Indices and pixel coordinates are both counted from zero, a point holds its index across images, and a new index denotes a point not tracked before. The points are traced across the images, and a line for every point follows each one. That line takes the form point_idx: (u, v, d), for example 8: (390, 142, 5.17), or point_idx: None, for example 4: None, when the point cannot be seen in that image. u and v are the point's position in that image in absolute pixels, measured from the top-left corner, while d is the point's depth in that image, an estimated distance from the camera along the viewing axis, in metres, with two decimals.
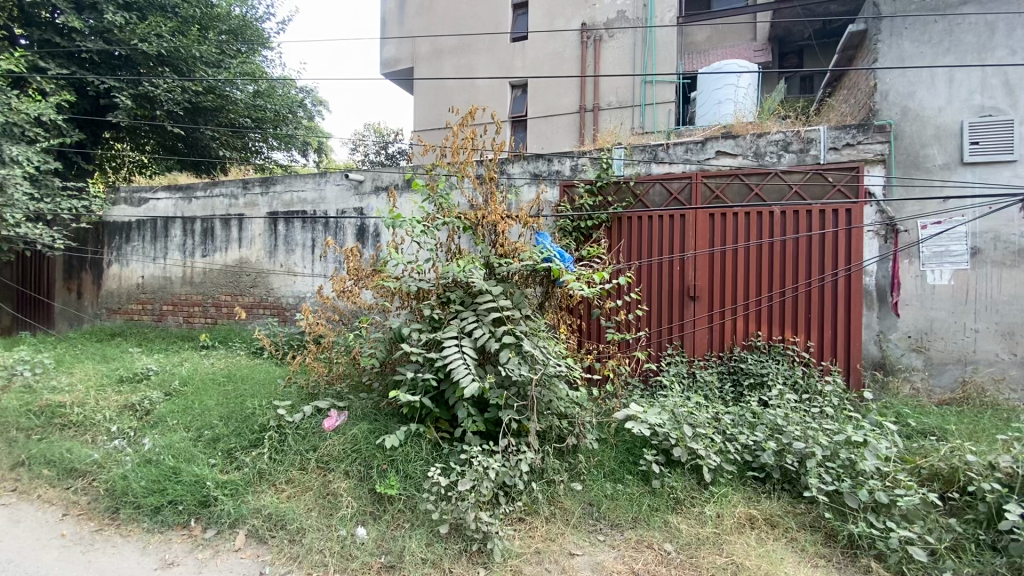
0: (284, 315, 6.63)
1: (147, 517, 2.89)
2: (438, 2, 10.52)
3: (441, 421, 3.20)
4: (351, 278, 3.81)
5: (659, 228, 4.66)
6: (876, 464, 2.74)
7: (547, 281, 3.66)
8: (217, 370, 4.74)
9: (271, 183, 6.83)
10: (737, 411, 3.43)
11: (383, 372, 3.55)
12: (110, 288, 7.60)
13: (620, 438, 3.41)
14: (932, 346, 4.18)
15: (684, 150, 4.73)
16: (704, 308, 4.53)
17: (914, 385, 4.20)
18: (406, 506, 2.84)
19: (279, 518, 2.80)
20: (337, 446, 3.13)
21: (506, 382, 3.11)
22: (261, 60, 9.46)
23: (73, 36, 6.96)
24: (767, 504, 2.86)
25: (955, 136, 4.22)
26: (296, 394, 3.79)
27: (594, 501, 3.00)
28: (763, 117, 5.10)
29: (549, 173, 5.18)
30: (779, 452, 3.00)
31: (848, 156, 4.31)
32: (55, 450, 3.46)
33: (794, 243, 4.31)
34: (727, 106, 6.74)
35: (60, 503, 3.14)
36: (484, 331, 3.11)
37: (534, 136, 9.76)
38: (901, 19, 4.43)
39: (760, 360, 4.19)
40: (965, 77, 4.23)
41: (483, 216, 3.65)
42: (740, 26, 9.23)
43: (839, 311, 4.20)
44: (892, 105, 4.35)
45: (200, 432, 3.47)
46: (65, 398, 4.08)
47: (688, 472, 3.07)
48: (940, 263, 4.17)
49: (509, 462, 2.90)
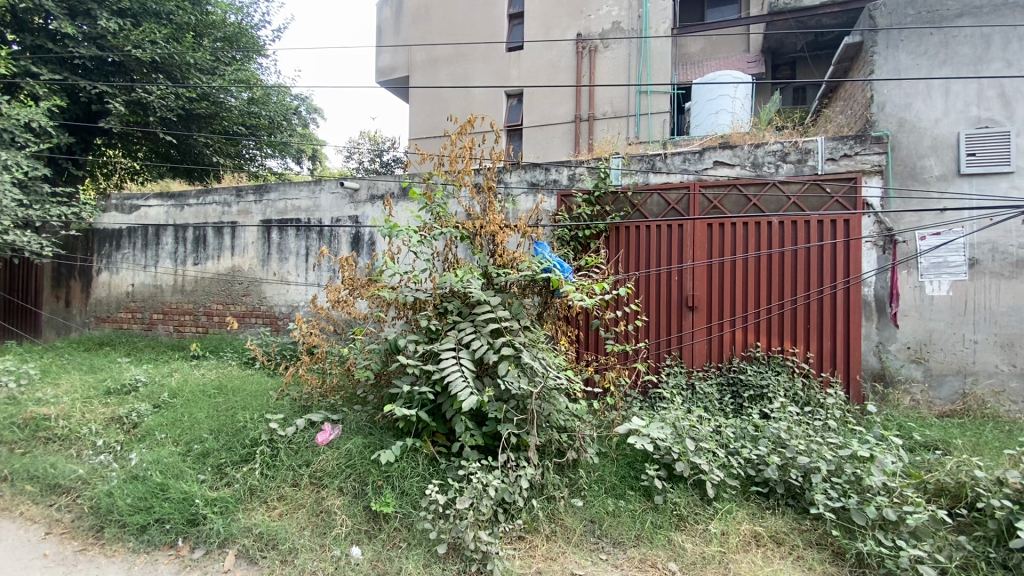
0: (276, 324, 6.53)
1: (132, 536, 2.79)
2: (433, 12, 10.55)
3: (438, 435, 3.12)
4: (346, 288, 3.73)
5: (656, 238, 4.63)
6: (884, 480, 2.67)
7: (546, 291, 3.60)
8: (208, 381, 4.63)
9: (265, 191, 6.75)
10: (739, 424, 3.38)
11: (378, 384, 3.48)
12: (99, 296, 7.47)
13: (620, 453, 3.34)
14: (931, 357, 4.16)
15: (682, 160, 4.76)
16: (702, 319, 4.49)
17: (914, 397, 4.16)
18: (402, 524, 2.76)
19: (271, 537, 2.71)
20: (330, 462, 3.04)
21: (505, 396, 3.05)
22: (257, 67, 9.44)
23: (66, 42, 6.90)
24: (773, 521, 2.80)
25: (952, 147, 4.23)
26: (288, 407, 3.69)
27: (595, 518, 2.92)
28: (759, 127, 5.10)
29: (547, 182, 5.16)
30: (783, 467, 2.95)
31: (846, 167, 4.32)
32: (39, 465, 3.35)
33: (792, 254, 4.29)
34: (723, 117, 6.75)
35: (43, 521, 3.02)
36: (483, 343, 3.05)
37: (530, 145, 9.76)
38: (897, 31, 4.44)
39: (760, 372, 4.15)
40: (961, 89, 4.24)
41: (482, 226, 3.60)
42: (735, 38, 9.31)
43: (839, 322, 4.17)
44: (889, 117, 4.35)
45: (190, 447, 3.37)
46: (51, 410, 3.96)
47: (690, 487, 3.00)
48: (939, 274, 4.15)
49: (509, 478, 2.83)
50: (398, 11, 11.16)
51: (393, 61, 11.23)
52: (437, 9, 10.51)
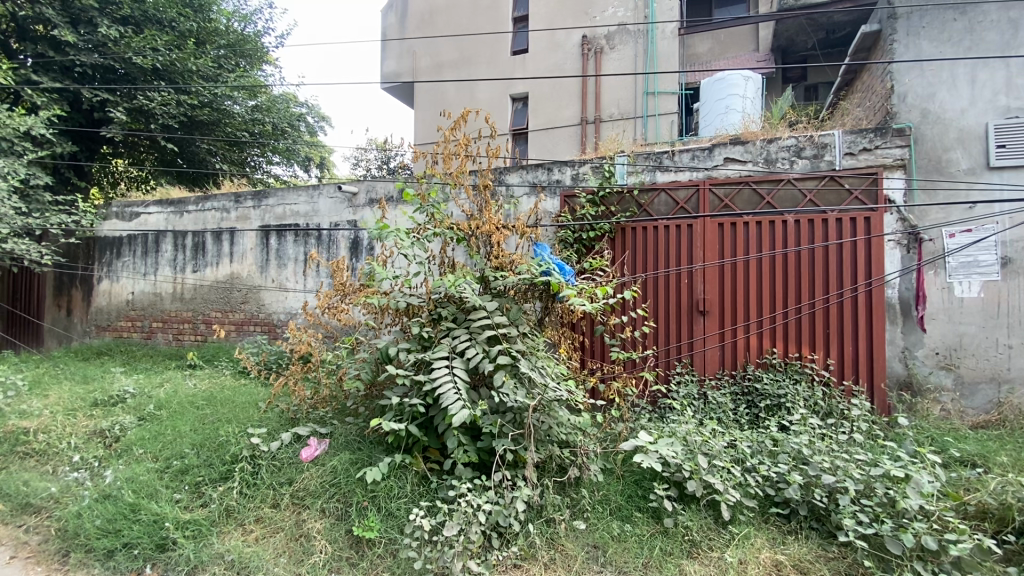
0: (274, 332, 6.36)
1: (98, 562, 2.60)
2: (438, 15, 10.41)
3: (430, 450, 2.91)
4: (337, 293, 3.54)
5: (665, 238, 4.39)
6: (922, 504, 2.42)
7: (546, 295, 3.38)
8: (199, 392, 4.45)
9: (264, 197, 6.62)
10: (755, 438, 3.13)
11: (370, 396, 3.27)
12: (100, 305, 7.37)
13: (627, 470, 3.10)
14: (962, 364, 3.87)
15: (690, 157, 4.53)
16: (714, 324, 4.24)
17: (945, 406, 3.86)
18: (386, 550, 2.54)
19: (243, 565, 2.49)
20: (313, 481, 2.84)
21: (500, 408, 2.84)
22: (263, 74, 9.35)
23: (68, 50, 6.81)
24: (796, 547, 2.54)
25: (980, 139, 3.95)
26: (275, 420, 3.50)
27: (599, 543, 2.66)
28: (772, 120, 4.86)
29: (550, 182, 4.95)
30: (805, 486, 2.70)
31: (865, 161, 4.07)
32: (13, 482, 3.17)
33: (810, 254, 4.03)
34: (733, 115, 6.47)
35: (10, 544, 2.83)
36: (478, 352, 2.82)
37: (535, 147, 9.58)
38: (919, 18, 4.18)
39: (776, 380, 3.89)
40: (989, 77, 3.97)
41: (479, 226, 3.36)
42: (744, 35, 9.06)
43: (861, 327, 3.90)
44: (911, 108, 4.10)
45: (169, 463, 3.18)
46: (32, 424, 3.80)
47: (704, 509, 2.76)
48: (968, 274, 3.87)
49: (503, 499, 2.62)
50: (402, 15, 10.98)
51: (398, 65, 10.90)
52: (441, 14, 10.37)
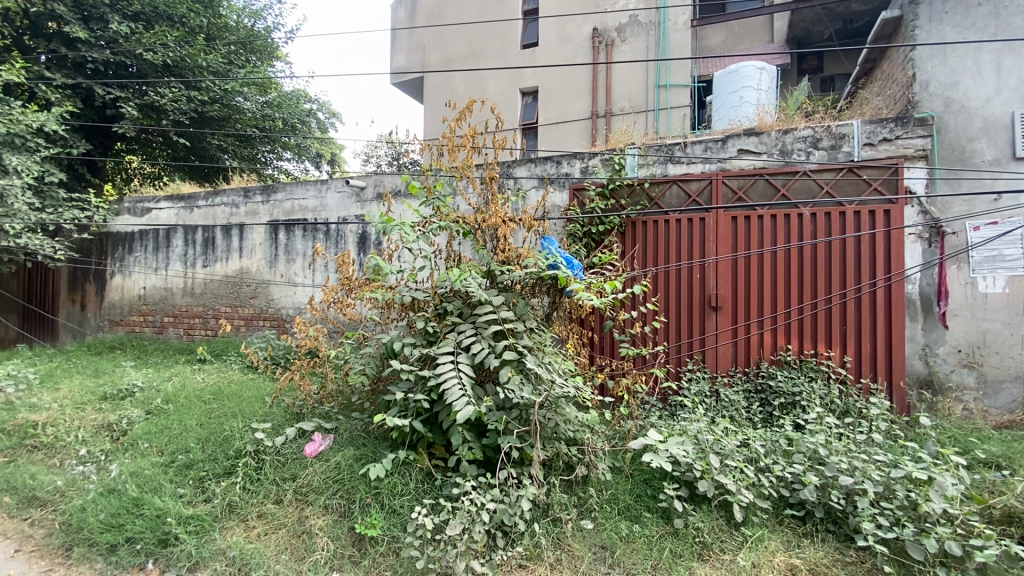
0: (283, 327, 6.36)
1: (100, 557, 2.58)
2: (447, 9, 10.29)
3: (435, 447, 2.85)
4: (342, 287, 3.48)
5: (677, 231, 4.29)
6: (946, 507, 2.32)
7: (555, 290, 3.31)
8: (206, 386, 4.44)
9: (273, 192, 6.61)
10: (769, 437, 3.03)
11: (375, 391, 3.22)
12: (112, 299, 7.42)
13: (636, 469, 3.02)
14: (986, 362, 3.72)
15: (703, 149, 4.42)
16: (727, 320, 4.14)
17: (967, 406, 3.73)
18: (389, 549, 2.50)
19: (243, 561, 2.46)
20: (317, 478, 2.81)
21: (506, 405, 2.78)
22: (274, 70, 9.34)
23: (81, 46, 6.82)
24: (812, 551, 2.46)
25: (1006, 128, 3.79)
26: (280, 415, 3.46)
27: (606, 544, 2.60)
28: (788, 111, 4.73)
29: (559, 175, 4.86)
30: (822, 488, 2.61)
31: (885, 152, 3.93)
32: (20, 475, 3.18)
33: (827, 247, 3.91)
34: (747, 107, 6.31)
35: (15, 537, 2.83)
36: (484, 347, 2.76)
37: (544, 141, 9.47)
38: (941, 2, 4.05)
39: (791, 378, 3.78)
40: (1016, 63, 3.79)
41: (484, 219, 3.27)
42: (758, 26, 8.86)
43: (879, 323, 3.78)
44: (933, 97, 3.96)
45: (174, 457, 3.16)
46: (41, 417, 3.82)
47: (715, 509, 2.69)
48: (993, 269, 3.71)
49: (508, 498, 2.58)
50: (411, 9, 10.85)
51: (407, 60, 10.82)
52: (451, 7, 10.25)
